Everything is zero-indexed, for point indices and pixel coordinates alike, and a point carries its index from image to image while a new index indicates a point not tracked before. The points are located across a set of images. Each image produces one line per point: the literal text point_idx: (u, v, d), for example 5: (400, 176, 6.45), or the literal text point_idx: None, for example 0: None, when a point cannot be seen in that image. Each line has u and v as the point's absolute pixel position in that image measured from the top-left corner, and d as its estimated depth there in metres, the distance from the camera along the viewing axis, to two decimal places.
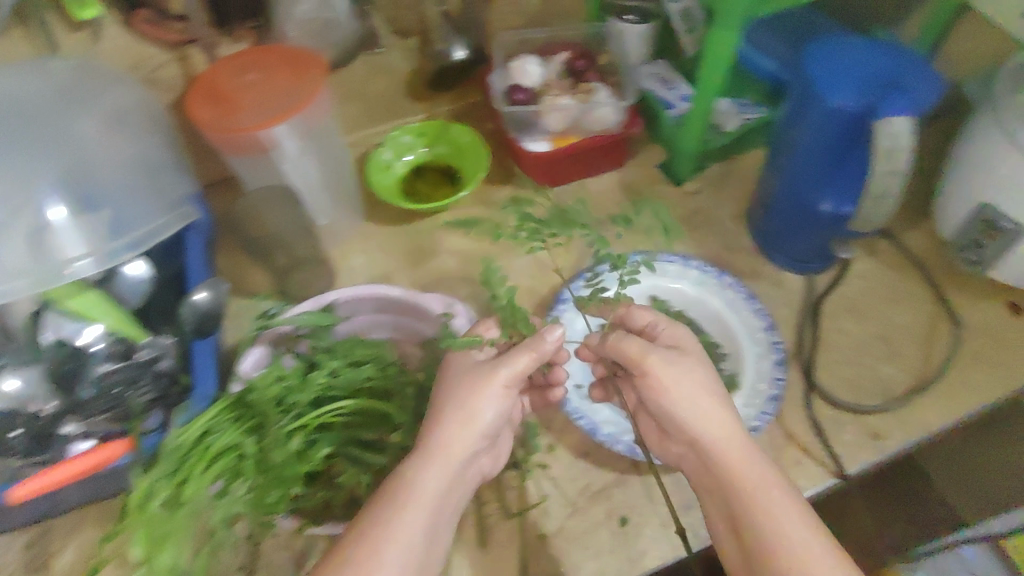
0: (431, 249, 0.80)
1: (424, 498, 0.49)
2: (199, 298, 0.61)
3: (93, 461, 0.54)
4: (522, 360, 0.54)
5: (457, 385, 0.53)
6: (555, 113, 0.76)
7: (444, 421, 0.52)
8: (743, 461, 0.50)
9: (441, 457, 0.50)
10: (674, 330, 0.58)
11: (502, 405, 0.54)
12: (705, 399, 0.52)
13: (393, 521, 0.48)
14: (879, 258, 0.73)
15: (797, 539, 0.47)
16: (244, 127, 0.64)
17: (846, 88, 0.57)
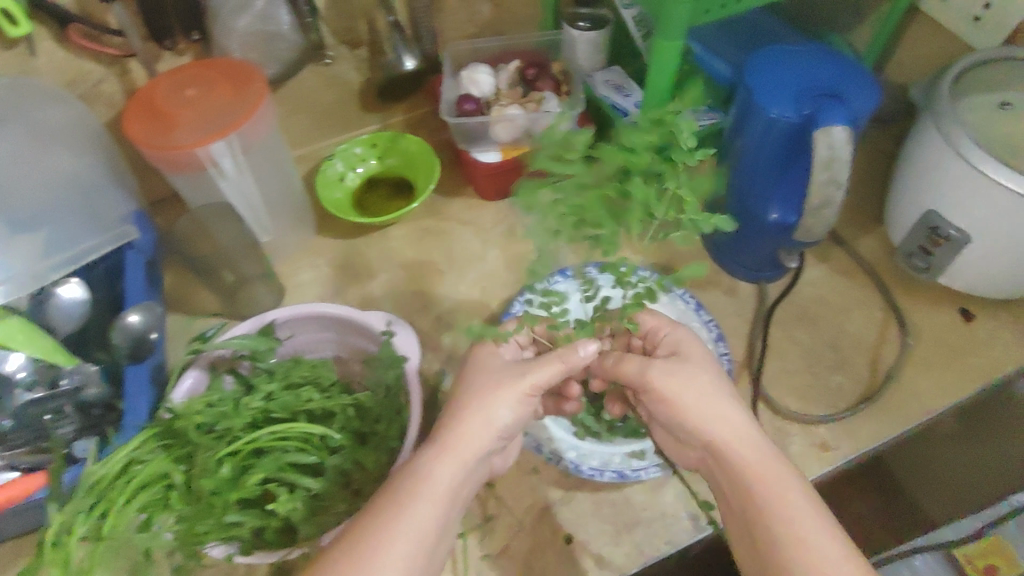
0: (383, 264, 0.79)
1: (438, 489, 0.47)
2: (131, 322, 0.58)
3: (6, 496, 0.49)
4: (552, 368, 0.53)
5: (478, 384, 0.53)
6: (504, 124, 0.76)
7: (466, 415, 0.51)
8: (757, 461, 0.48)
9: (456, 449, 0.49)
10: (687, 340, 0.57)
11: (521, 408, 0.53)
12: (713, 399, 0.51)
13: (403, 510, 0.45)
14: (830, 265, 0.73)
15: (813, 528, 0.44)
16: (181, 145, 0.61)
17: (783, 100, 0.59)
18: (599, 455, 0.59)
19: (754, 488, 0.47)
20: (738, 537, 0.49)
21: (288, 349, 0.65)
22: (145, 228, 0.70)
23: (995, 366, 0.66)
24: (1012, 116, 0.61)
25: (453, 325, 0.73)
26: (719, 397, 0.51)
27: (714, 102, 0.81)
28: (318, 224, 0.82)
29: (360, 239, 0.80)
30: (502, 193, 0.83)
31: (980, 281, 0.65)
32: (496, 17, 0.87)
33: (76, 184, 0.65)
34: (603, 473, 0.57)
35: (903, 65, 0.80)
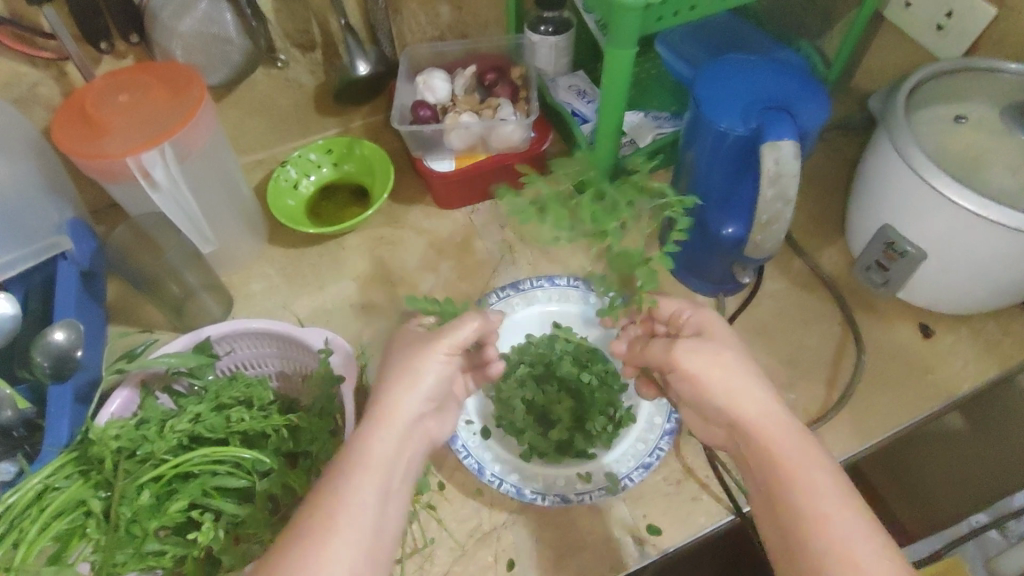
0: (336, 273, 0.76)
1: (376, 462, 0.44)
2: (56, 339, 0.56)
3: None
4: (466, 328, 0.51)
5: (402, 353, 0.50)
6: (459, 132, 0.74)
7: (389, 383, 0.48)
8: (791, 442, 0.44)
9: (390, 419, 0.46)
10: (717, 324, 0.53)
11: (446, 369, 0.50)
12: (742, 374, 0.48)
13: (343, 490, 0.42)
14: (792, 277, 0.72)
15: (840, 516, 0.41)
16: (110, 155, 0.60)
17: (731, 112, 0.58)
18: (545, 477, 0.57)
19: (786, 472, 0.43)
20: (765, 525, 0.45)
21: (227, 365, 0.63)
22: (84, 238, 0.67)
23: (954, 382, 0.64)
24: (970, 128, 0.59)
25: None
26: (740, 373, 0.48)
27: (677, 108, 0.81)
28: (269, 232, 0.79)
29: (312, 247, 0.78)
30: (461, 203, 0.80)
31: (943, 295, 0.63)
32: (458, 19, 0.84)
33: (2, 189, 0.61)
34: (546, 497, 0.56)
35: (873, 74, 0.78)
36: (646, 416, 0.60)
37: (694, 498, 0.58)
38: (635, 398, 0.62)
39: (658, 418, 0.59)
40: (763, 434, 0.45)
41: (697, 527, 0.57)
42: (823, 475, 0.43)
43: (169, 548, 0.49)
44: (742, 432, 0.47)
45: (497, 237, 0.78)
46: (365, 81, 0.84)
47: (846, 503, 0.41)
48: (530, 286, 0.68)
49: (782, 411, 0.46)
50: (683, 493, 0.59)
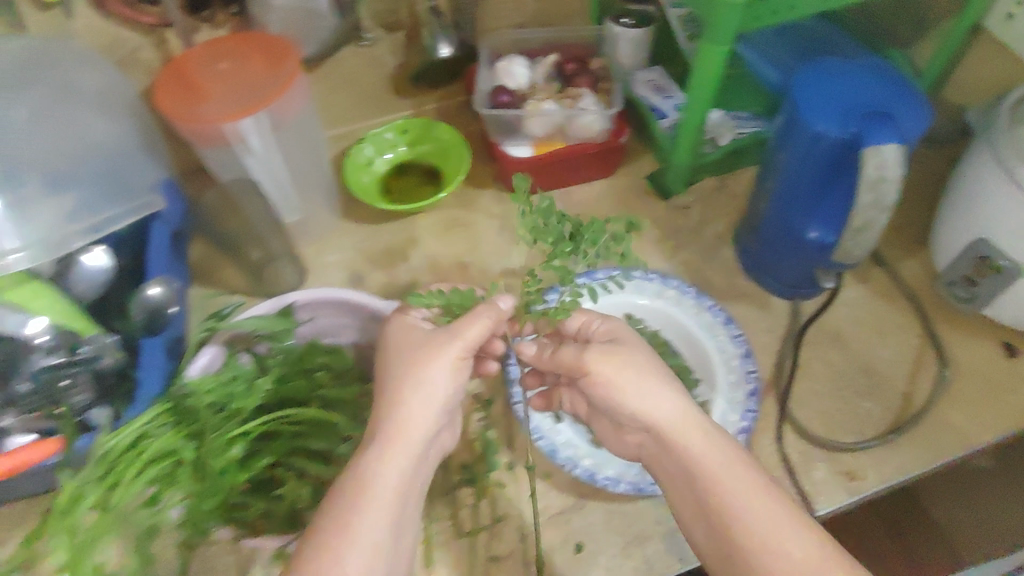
0: (409, 251, 0.77)
1: (386, 489, 0.46)
2: (151, 294, 0.58)
3: (18, 460, 0.49)
4: (475, 326, 0.51)
5: (405, 361, 0.51)
6: (539, 119, 0.74)
7: (400, 401, 0.49)
8: (698, 439, 0.48)
9: (400, 441, 0.48)
10: (628, 334, 0.56)
11: (455, 378, 0.52)
12: (649, 372, 0.52)
13: (353, 521, 0.45)
14: (869, 286, 0.71)
15: (757, 514, 0.45)
16: (206, 120, 0.61)
17: (831, 115, 0.57)
18: (616, 465, 0.57)
19: (705, 469, 0.47)
20: (688, 523, 0.49)
21: (307, 331, 0.64)
22: (175, 200, 0.67)
23: None
24: None
25: None
26: (649, 381, 0.51)
27: (757, 109, 0.80)
28: (347, 207, 0.81)
29: (388, 224, 0.79)
30: (534, 189, 0.81)
31: None
32: (543, 7, 0.85)
33: (104, 145, 0.64)
34: (618, 483, 0.56)
35: (965, 85, 0.76)
36: (721, 412, 0.60)
37: None
38: (709, 395, 0.62)
39: (733, 416, 0.60)
40: (678, 436, 0.49)
41: None
42: (740, 473, 0.47)
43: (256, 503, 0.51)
44: (659, 438, 0.50)
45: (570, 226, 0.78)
46: (446, 63, 0.84)
47: (760, 493, 0.46)
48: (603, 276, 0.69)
49: (690, 410, 0.50)
50: None
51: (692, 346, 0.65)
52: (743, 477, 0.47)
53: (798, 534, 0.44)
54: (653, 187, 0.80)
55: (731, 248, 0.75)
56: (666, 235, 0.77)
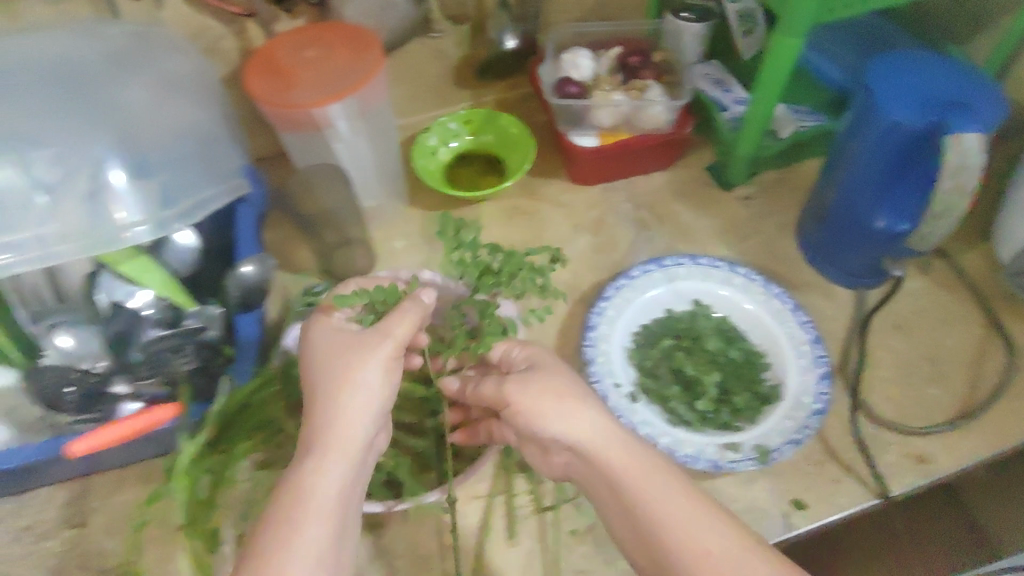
0: (474, 237, 0.79)
1: (328, 499, 0.45)
2: (245, 272, 0.60)
3: (137, 425, 0.53)
4: (403, 325, 0.51)
5: (334, 361, 0.49)
6: (608, 110, 0.75)
7: (335, 409, 0.47)
8: (614, 450, 0.48)
9: (339, 448, 0.46)
10: (549, 360, 0.54)
11: (388, 381, 0.50)
12: (567, 387, 0.51)
13: (294, 534, 0.43)
14: (932, 277, 0.72)
15: (691, 527, 0.45)
16: (299, 104, 0.63)
17: (908, 104, 0.58)
18: (693, 444, 0.59)
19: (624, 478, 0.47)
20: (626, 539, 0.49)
21: None
22: (256, 182, 0.70)
23: None
24: None
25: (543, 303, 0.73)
26: (565, 401, 0.49)
27: (814, 104, 0.81)
28: (412, 194, 0.82)
29: (452, 211, 0.81)
30: (595, 179, 0.82)
31: None
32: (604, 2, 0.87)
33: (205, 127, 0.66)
34: (697, 461, 0.57)
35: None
36: (793, 396, 0.61)
37: (837, 480, 0.59)
38: (780, 378, 0.63)
39: (806, 399, 0.60)
40: (601, 455, 0.48)
41: (839, 507, 0.58)
42: (665, 485, 0.47)
43: None
44: (578, 454, 0.50)
45: (631, 216, 0.80)
46: (510, 55, 0.87)
47: (689, 507, 0.46)
48: (672, 263, 0.70)
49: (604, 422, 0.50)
50: (826, 475, 0.60)
51: (761, 331, 0.66)
52: (657, 482, 0.47)
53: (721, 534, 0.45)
54: (712, 177, 0.83)
55: (792, 238, 0.77)
56: (728, 225, 0.79)
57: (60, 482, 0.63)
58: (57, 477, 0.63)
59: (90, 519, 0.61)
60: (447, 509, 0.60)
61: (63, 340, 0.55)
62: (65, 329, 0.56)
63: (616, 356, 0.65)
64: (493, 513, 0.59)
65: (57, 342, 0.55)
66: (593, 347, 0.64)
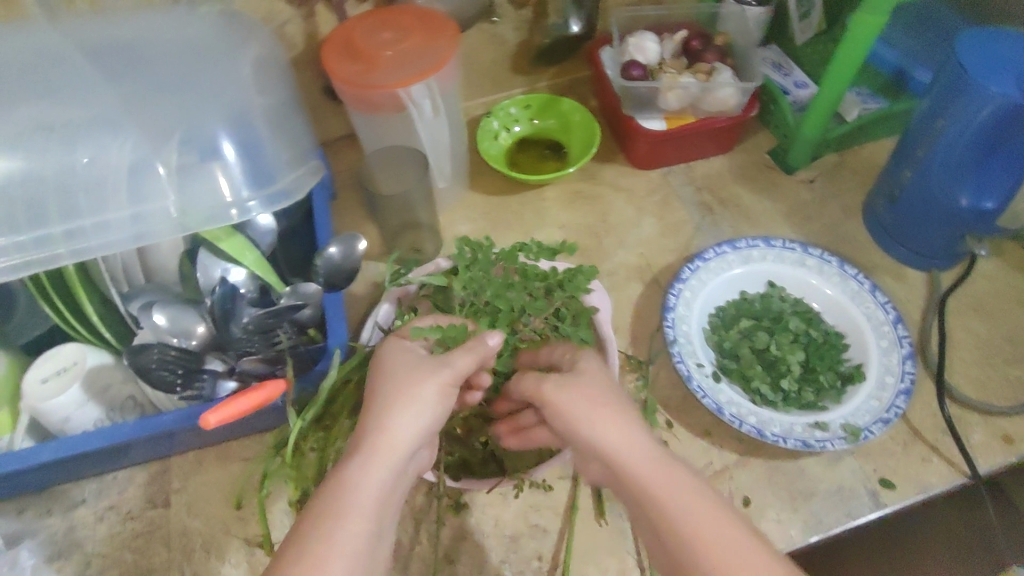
0: (538, 220, 0.79)
1: (367, 504, 0.43)
2: (331, 253, 0.60)
3: (256, 400, 0.50)
4: (468, 359, 0.49)
5: (398, 376, 0.48)
6: (676, 92, 0.75)
7: (384, 416, 0.46)
8: (648, 460, 0.46)
9: (385, 454, 0.45)
10: (593, 360, 0.52)
11: (445, 405, 0.48)
12: (605, 392, 0.50)
13: (329, 534, 0.41)
14: (1006, 259, 0.72)
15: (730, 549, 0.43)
16: (383, 85, 0.63)
17: (1003, 77, 0.57)
18: (782, 423, 0.58)
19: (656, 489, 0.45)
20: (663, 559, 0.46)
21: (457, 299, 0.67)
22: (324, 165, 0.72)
23: None
24: None
25: (611, 285, 0.73)
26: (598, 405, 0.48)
27: (871, 86, 0.83)
28: (472, 179, 0.82)
29: (514, 195, 0.81)
30: (657, 163, 0.82)
31: None
32: None
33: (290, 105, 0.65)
34: (786, 440, 0.57)
35: None
36: (876, 375, 0.61)
37: (924, 459, 0.59)
38: (862, 357, 0.63)
39: (891, 378, 0.60)
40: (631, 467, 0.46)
41: (927, 485, 0.58)
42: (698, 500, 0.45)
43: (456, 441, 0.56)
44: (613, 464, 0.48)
45: (695, 199, 0.80)
46: (570, 40, 0.87)
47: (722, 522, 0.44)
48: (745, 245, 0.70)
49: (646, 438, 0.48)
50: (912, 454, 0.60)
51: (837, 313, 0.67)
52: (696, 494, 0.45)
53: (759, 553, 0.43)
54: (774, 161, 0.82)
55: (860, 220, 0.76)
56: (794, 208, 0.78)
57: (140, 463, 0.62)
58: (136, 459, 0.61)
59: (173, 498, 0.60)
60: (532, 490, 0.59)
61: (158, 318, 0.55)
62: (159, 308, 0.55)
63: (696, 337, 0.64)
64: (579, 492, 0.59)
65: (154, 320, 0.55)
66: (673, 328, 0.64)
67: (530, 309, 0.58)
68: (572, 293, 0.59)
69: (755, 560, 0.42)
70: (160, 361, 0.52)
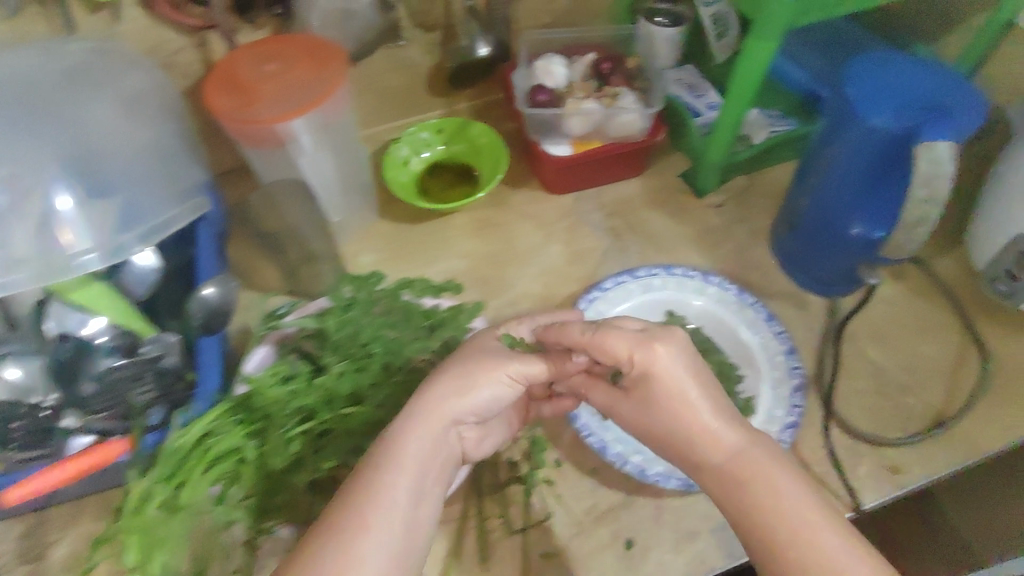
0: (444, 249, 0.78)
1: (409, 459, 0.47)
2: (207, 294, 0.58)
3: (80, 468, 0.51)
4: (536, 363, 0.53)
5: (459, 361, 0.53)
6: (578, 117, 0.74)
7: (437, 385, 0.51)
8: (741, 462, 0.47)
9: (430, 415, 0.50)
10: (665, 373, 0.48)
11: (501, 392, 0.52)
12: (676, 396, 0.48)
13: (378, 480, 0.46)
14: (905, 283, 0.71)
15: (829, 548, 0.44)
16: (262, 120, 0.61)
17: (884, 108, 0.55)
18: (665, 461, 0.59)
19: (732, 489, 0.47)
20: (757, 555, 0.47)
21: None
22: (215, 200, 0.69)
23: None
24: None
25: (513, 317, 0.72)
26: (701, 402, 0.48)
27: (783, 106, 0.83)
28: (380, 206, 0.81)
29: (422, 223, 0.80)
30: (566, 187, 0.81)
31: None
32: (572, 8, 0.86)
33: (165, 148, 0.65)
34: (669, 480, 0.57)
35: (997, 80, 0.77)
36: (766, 409, 0.61)
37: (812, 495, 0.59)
38: (754, 390, 0.62)
39: (780, 412, 0.60)
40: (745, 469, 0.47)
41: None
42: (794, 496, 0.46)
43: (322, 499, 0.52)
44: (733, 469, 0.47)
45: (604, 225, 0.79)
46: (481, 63, 0.84)
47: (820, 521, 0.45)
48: (645, 274, 0.70)
49: (734, 439, 0.48)
50: None
51: (735, 343, 0.66)
52: (772, 496, 0.46)
53: (823, 547, 0.44)
54: (685, 183, 0.82)
55: (766, 245, 0.76)
56: (702, 232, 0.78)
57: (16, 516, 0.60)
58: (12, 511, 0.59)
59: (47, 553, 0.58)
60: None
61: (9, 372, 0.52)
62: (10, 361, 0.52)
63: None
64: (464, 535, 0.58)
65: (3, 373, 0.52)
66: None
67: (405, 352, 0.56)
68: (453, 332, 0.58)
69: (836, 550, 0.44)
70: (6, 420, 0.51)
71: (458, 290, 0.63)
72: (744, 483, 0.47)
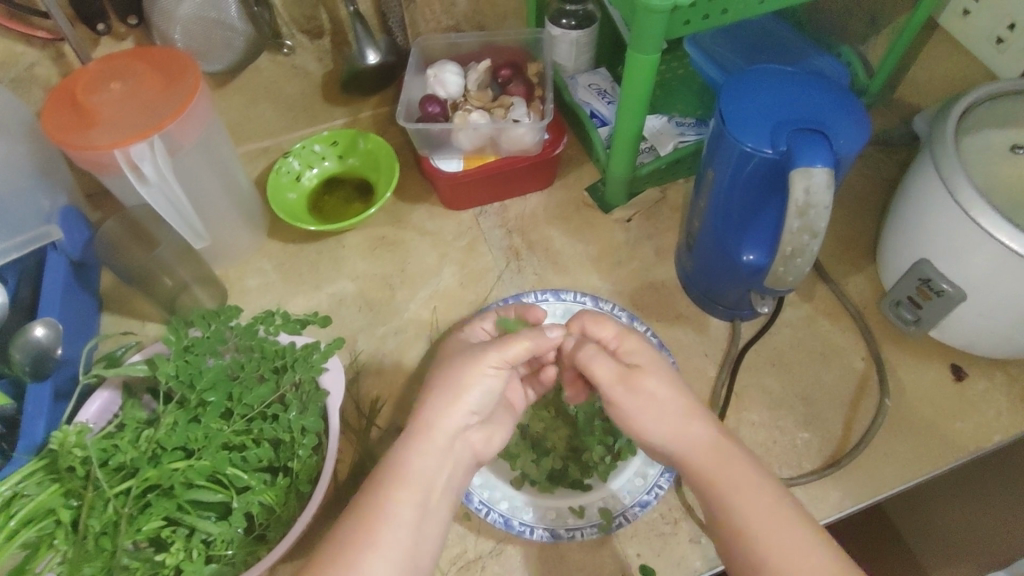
0: (334, 270, 0.73)
1: (422, 476, 0.44)
2: (37, 335, 0.56)
3: None
4: (518, 343, 0.49)
5: (449, 368, 0.49)
6: (468, 133, 0.69)
7: (443, 395, 0.47)
8: (713, 450, 0.46)
9: (440, 438, 0.46)
10: (646, 355, 0.51)
11: (494, 386, 0.49)
12: (668, 400, 0.48)
13: (384, 504, 0.42)
14: (814, 305, 0.67)
15: (786, 540, 0.42)
16: (96, 146, 0.55)
17: (759, 130, 0.51)
18: (535, 509, 0.56)
19: (699, 481, 0.46)
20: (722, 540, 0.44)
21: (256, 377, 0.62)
22: (76, 227, 0.64)
23: (984, 434, 0.60)
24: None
25: (399, 345, 0.68)
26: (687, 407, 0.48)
27: (704, 111, 0.77)
28: (269, 225, 0.76)
29: (312, 243, 0.75)
30: (466, 204, 0.76)
31: (976, 338, 0.59)
32: (476, 9, 0.79)
33: None
34: (534, 530, 0.55)
35: (920, 85, 0.72)
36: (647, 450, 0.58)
37: (691, 539, 0.56)
38: None
39: None
40: (706, 460, 0.46)
41: (691, 571, 0.55)
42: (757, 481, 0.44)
43: (139, 566, 0.47)
44: (684, 458, 0.47)
45: (504, 243, 0.74)
46: (374, 70, 0.79)
47: (780, 514, 0.43)
48: (533, 300, 0.65)
49: (712, 435, 0.47)
50: (678, 535, 0.56)
51: None
52: (763, 499, 0.43)
53: (804, 550, 0.41)
54: (593, 198, 0.77)
55: (670, 264, 0.72)
56: (606, 250, 0.73)
57: None
58: None
59: None
60: None
61: None
62: None
63: None
64: None
65: None
66: None
67: (246, 400, 0.52)
68: (303, 375, 0.54)
69: (785, 535, 0.42)
70: None
71: (324, 325, 0.59)
72: (727, 486, 0.44)
